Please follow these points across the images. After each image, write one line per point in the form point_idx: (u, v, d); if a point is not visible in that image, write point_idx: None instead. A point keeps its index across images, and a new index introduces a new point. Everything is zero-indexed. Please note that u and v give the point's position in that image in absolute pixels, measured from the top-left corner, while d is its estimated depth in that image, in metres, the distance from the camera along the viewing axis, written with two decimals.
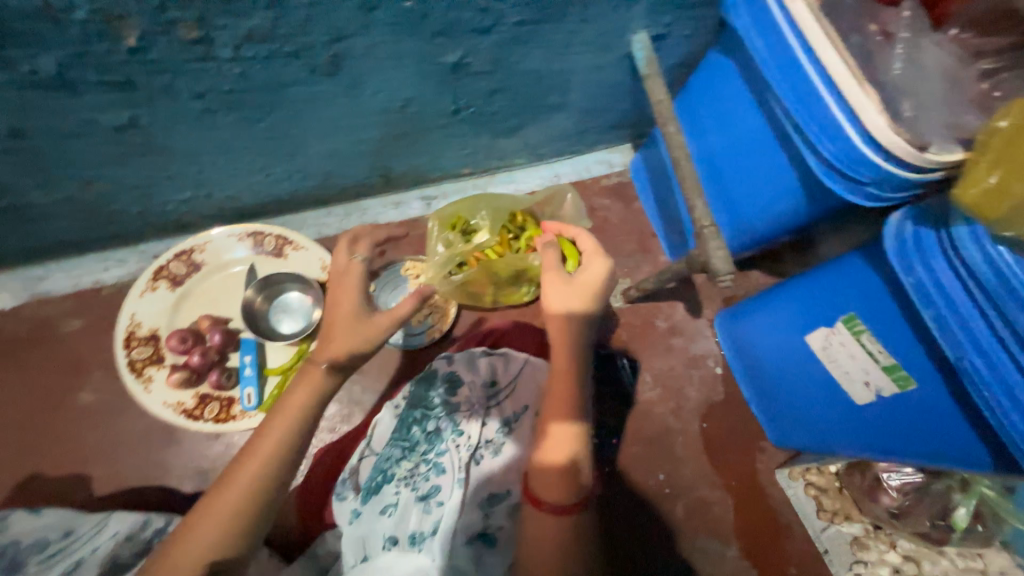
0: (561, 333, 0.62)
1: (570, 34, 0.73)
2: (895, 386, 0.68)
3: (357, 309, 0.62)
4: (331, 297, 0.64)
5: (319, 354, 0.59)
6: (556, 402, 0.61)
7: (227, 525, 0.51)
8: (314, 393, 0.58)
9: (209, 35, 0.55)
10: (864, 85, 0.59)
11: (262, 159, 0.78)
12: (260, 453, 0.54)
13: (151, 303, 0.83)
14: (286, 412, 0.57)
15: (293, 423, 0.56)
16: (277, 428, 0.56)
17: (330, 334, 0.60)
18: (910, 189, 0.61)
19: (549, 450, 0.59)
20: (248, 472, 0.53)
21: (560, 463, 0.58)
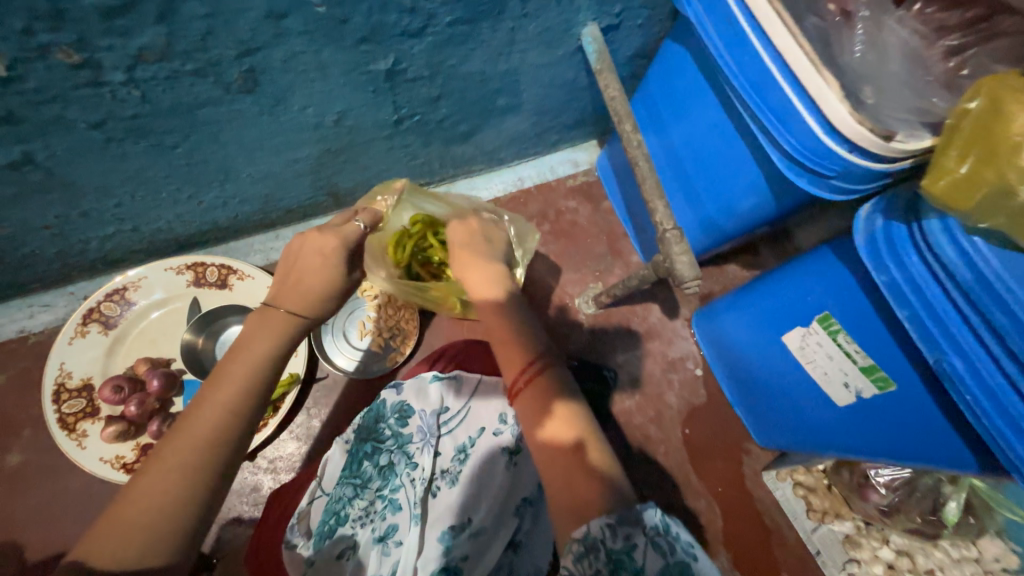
0: (496, 321, 0.59)
1: (512, 30, 0.67)
2: (875, 388, 0.64)
3: (331, 265, 0.57)
4: (305, 255, 0.57)
5: (283, 298, 0.54)
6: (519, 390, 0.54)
7: (186, 480, 0.41)
8: (277, 342, 0.50)
9: (93, 57, 0.48)
10: (823, 70, 0.54)
11: (188, 187, 0.72)
12: (215, 405, 0.44)
13: (82, 350, 0.76)
14: (242, 361, 0.48)
15: (249, 373, 0.47)
16: (236, 375, 0.47)
17: (298, 283, 0.55)
18: (877, 180, 0.57)
19: (544, 432, 0.50)
20: (207, 423, 0.43)
21: (563, 450, 0.48)
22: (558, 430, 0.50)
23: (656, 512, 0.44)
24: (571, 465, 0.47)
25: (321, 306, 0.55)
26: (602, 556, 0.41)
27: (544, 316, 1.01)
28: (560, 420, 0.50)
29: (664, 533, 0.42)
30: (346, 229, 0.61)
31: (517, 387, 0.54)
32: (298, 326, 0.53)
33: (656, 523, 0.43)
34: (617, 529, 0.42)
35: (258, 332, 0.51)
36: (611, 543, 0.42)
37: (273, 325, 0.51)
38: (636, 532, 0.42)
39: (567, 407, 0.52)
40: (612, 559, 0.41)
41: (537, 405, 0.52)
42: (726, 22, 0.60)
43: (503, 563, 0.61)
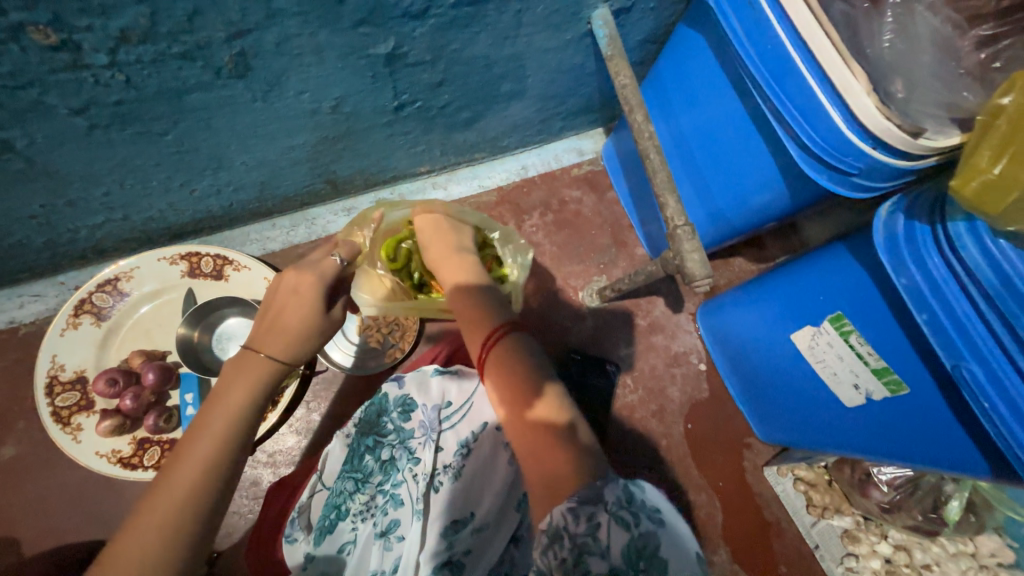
0: (474, 307, 0.58)
1: (519, 13, 0.64)
2: (885, 390, 0.63)
3: (310, 300, 0.55)
4: (282, 294, 0.56)
5: (267, 342, 0.53)
6: (500, 372, 0.52)
7: (169, 536, 0.42)
8: (255, 390, 0.50)
9: (72, 39, 0.45)
10: (851, 60, 0.51)
11: (180, 175, 0.69)
12: (193, 461, 0.45)
13: (74, 342, 0.75)
14: (221, 411, 0.48)
15: (227, 426, 0.47)
16: (217, 429, 0.47)
17: (277, 322, 0.54)
18: (901, 177, 0.55)
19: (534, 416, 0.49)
20: (185, 480, 0.44)
21: (550, 432, 0.48)
22: (542, 412, 0.49)
23: (617, 486, 0.43)
24: (559, 444, 0.47)
25: (301, 349, 0.55)
26: (566, 544, 0.41)
27: (546, 309, 1.00)
28: (547, 403, 0.50)
29: (626, 506, 0.42)
30: (322, 265, 0.59)
31: (498, 372, 0.52)
32: (275, 373, 0.52)
33: (616, 498, 0.42)
34: (579, 512, 0.41)
35: (237, 378, 0.50)
36: (574, 528, 0.41)
37: (252, 370, 0.51)
38: (598, 512, 0.41)
39: (551, 389, 0.51)
40: (576, 544, 0.40)
41: (521, 388, 0.51)
42: (748, 8, 0.57)
43: (505, 558, 0.59)
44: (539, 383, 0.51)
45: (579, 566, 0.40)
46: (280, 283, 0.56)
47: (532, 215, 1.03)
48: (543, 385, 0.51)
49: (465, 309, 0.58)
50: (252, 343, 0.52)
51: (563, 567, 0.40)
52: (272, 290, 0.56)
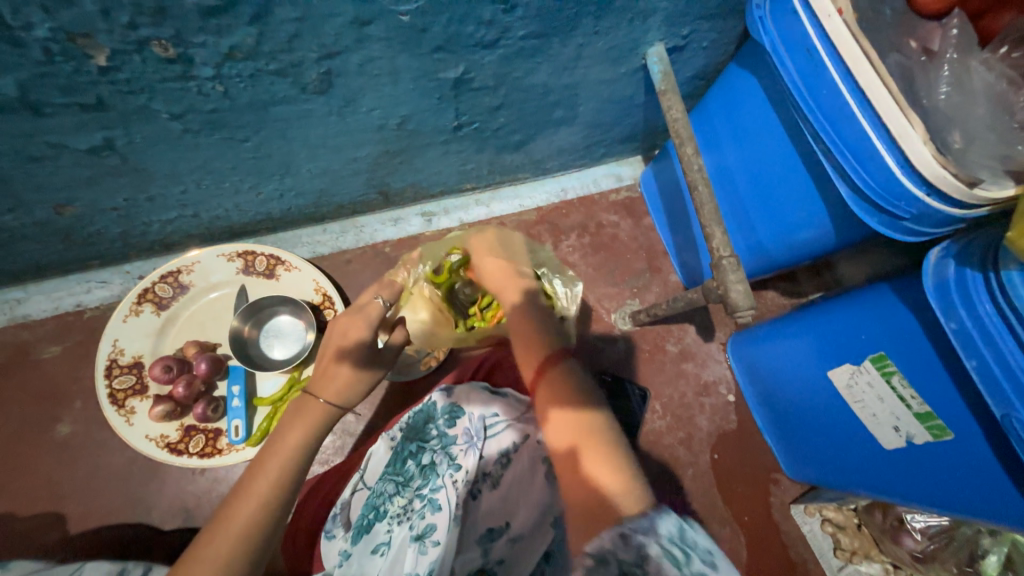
0: (513, 331, 0.63)
1: (580, 46, 0.67)
2: (929, 434, 0.63)
3: (358, 349, 0.60)
4: (334, 340, 0.61)
5: (325, 386, 0.57)
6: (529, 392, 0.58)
7: (220, 569, 0.44)
8: (310, 431, 0.55)
9: (187, 53, 0.50)
10: (907, 109, 0.53)
11: (250, 179, 0.73)
12: (249, 498, 0.49)
13: (135, 328, 0.79)
14: (279, 450, 0.52)
15: (283, 464, 0.51)
16: (273, 466, 0.51)
17: (329, 369, 0.59)
18: (952, 225, 0.56)
19: (551, 436, 0.53)
20: (244, 515, 0.47)
21: (560, 453, 0.51)
22: (576, 428, 0.52)
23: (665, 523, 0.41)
24: (567, 468, 0.50)
25: (353, 393, 0.59)
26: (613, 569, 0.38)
27: (577, 328, 1.01)
28: (558, 425, 0.53)
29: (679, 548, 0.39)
30: (369, 309, 0.63)
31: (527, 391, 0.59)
32: (333, 417, 0.57)
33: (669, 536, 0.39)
34: (629, 540, 0.40)
35: (295, 421, 0.55)
36: (623, 555, 0.38)
37: (310, 414, 0.55)
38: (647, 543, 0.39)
39: (593, 410, 0.54)
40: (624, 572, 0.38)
41: (560, 403, 0.54)
42: (804, 53, 0.60)
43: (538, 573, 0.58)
44: (582, 401, 0.54)
45: None
46: (334, 333, 0.62)
47: (569, 236, 1.06)
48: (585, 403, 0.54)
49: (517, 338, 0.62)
50: (312, 389, 0.57)
51: None
52: (328, 336, 0.62)
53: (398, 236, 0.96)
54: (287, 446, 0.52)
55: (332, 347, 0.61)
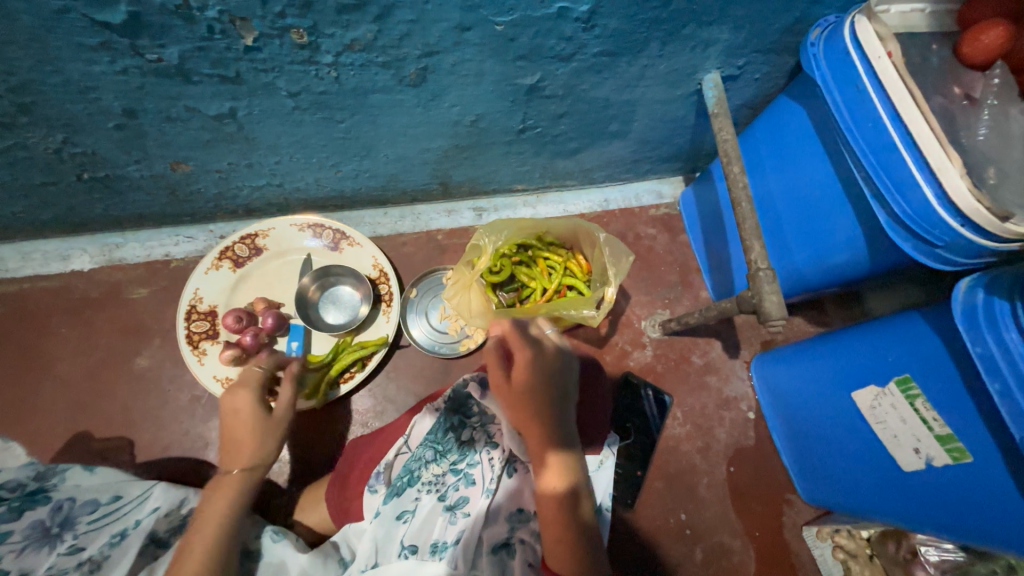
0: (525, 383, 0.63)
1: (645, 67, 0.75)
2: (949, 457, 0.65)
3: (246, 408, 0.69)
4: (227, 417, 0.69)
5: (229, 463, 0.65)
6: (533, 439, 0.62)
7: None
8: (230, 503, 0.61)
9: (316, 41, 0.58)
10: (949, 148, 0.58)
11: (334, 157, 0.82)
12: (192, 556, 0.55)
13: (214, 280, 0.87)
14: (202, 524, 0.59)
15: (216, 531, 0.58)
16: (203, 531, 0.58)
17: (231, 444, 0.67)
18: (985, 257, 0.60)
19: (549, 479, 0.61)
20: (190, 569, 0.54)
21: (558, 496, 0.60)
22: (561, 447, 0.62)
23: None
24: (566, 509, 0.59)
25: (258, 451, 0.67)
26: None
27: (608, 331, 1.05)
28: (556, 470, 0.61)
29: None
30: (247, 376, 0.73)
31: (533, 432, 0.62)
32: (249, 482, 0.65)
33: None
34: None
35: (213, 499, 0.62)
36: None
37: (226, 489, 0.63)
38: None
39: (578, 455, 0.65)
40: None
41: (566, 449, 0.63)
42: (853, 89, 0.65)
43: None
44: (568, 425, 0.64)
45: None
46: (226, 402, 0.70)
47: None
48: (563, 437, 0.63)
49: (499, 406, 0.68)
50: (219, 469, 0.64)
51: None
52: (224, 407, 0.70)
53: (450, 227, 1.03)
54: (215, 511, 0.60)
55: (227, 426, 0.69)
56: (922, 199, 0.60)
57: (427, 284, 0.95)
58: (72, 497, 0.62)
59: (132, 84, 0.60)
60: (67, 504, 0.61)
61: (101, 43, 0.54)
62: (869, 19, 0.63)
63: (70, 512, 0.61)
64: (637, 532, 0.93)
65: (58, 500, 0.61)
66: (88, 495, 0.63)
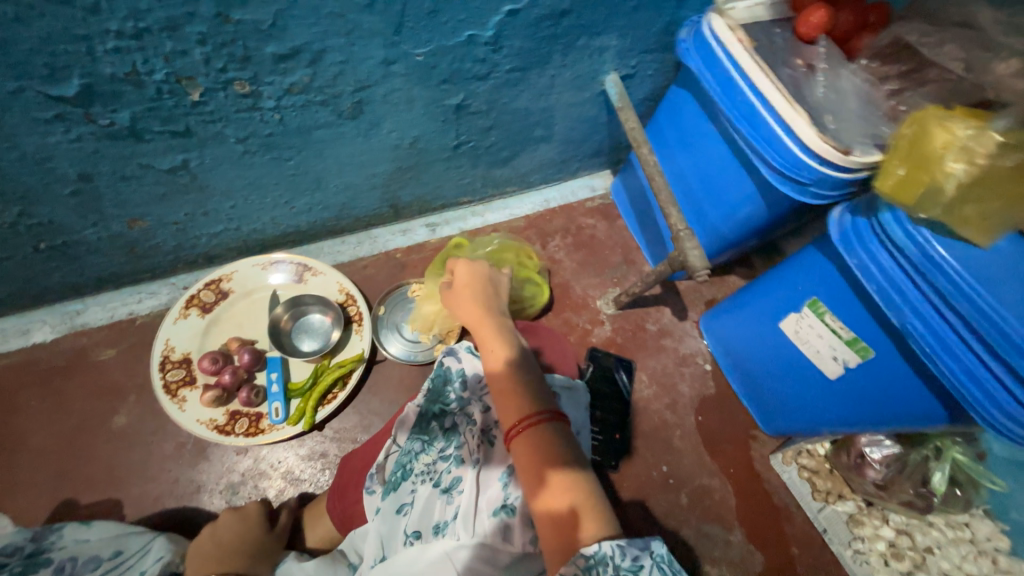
0: (502, 384, 0.65)
1: (553, 77, 0.87)
2: (857, 356, 0.78)
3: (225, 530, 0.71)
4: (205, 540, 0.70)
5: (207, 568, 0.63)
6: (518, 453, 0.60)
7: None
8: None
9: (258, 89, 0.66)
10: (795, 104, 0.72)
11: (288, 194, 0.88)
12: None
13: (183, 328, 0.90)
14: None
15: None
16: None
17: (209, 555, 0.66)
18: (845, 187, 0.73)
19: (545, 499, 0.56)
20: None
21: (558, 516, 0.55)
22: (551, 462, 0.58)
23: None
24: (568, 529, 0.54)
25: (238, 558, 0.66)
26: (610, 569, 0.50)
27: (569, 314, 1.14)
28: (551, 488, 0.56)
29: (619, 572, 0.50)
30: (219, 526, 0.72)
31: (518, 448, 0.60)
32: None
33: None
34: (627, 551, 0.51)
35: None
36: (619, 561, 0.50)
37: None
38: (643, 554, 0.52)
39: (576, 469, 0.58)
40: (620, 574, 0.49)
41: (556, 462, 0.58)
42: (719, 71, 0.79)
43: None
44: (559, 430, 0.61)
45: None
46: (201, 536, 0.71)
47: (554, 238, 1.21)
48: (547, 448, 0.59)
49: (467, 311, 0.75)
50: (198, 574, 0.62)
51: None
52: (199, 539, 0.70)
53: (407, 244, 1.10)
54: None
55: (204, 545, 0.69)
56: (784, 147, 0.73)
57: (393, 300, 1.01)
58: (73, 556, 0.62)
59: (85, 149, 0.65)
60: (69, 563, 0.61)
61: (55, 115, 0.59)
62: (719, 17, 0.79)
63: (73, 570, 0.60)
64: (626, 491, 1.00)
65: (59, 561, 0.61)
66: (89, 553, 0.63)
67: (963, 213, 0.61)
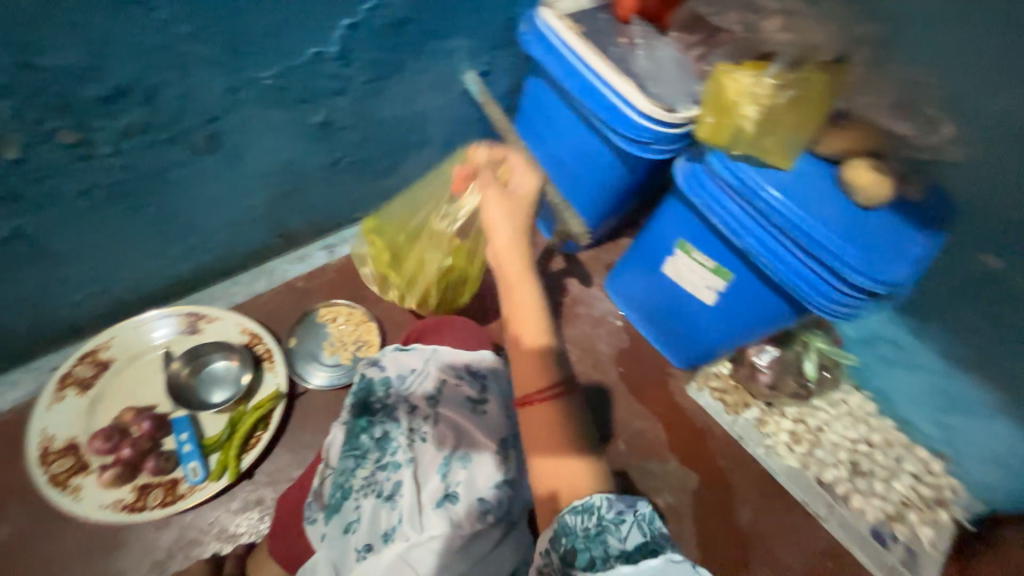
0: (525, 344, 0.60)
1: (413, 83, 0.90)
2: (722, 281, 0.91)
3: None
4: None
5: None
6: (541, 424, 0.55)
7: None
8: None
9: (89, 136, 0.65)
10: (623, 77, 0.84)
11: (157, 244, 0.85)
12: None
13: (61, 413, 0.82)
14: None
15: None
16: None
17: None
18: (680, 140, 0.86)
19: (568, 470, 0.53)
20: None
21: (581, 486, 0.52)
22: (573, 432, 0.55)
23: (613, 540, 0.48)
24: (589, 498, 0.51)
25: None
26: (592, 518, 0.50)
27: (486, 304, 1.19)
28: (575, 458, 0.54)
29: (598, 521, 0.49)
30: None
31: (541, 419, 0.56)
32: None
33: (614, 553, 0.47)
34: (614, 503, 0.50)
35: None
36: (602, 511, 0.49)
37: None
38: (627, 510, 0.50)
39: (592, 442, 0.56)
40: (600, 523, 0.49)
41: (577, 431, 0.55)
42: (558, 58, 0.89)
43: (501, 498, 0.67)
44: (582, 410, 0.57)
45: (599, 537, 0.48)
46: None
47: None
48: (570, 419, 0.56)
49: (511, 254, 0.63)
50: None
51: (586, 534, 0.49)
52: None
53: (307, 271, 1.07)
54: None
55: None
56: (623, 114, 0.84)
57: (304, 328, 0.99)
58: None
59: None
60: None
61: None
62: (548, 11, 0.89)
63: None
64: None
65: None
66: None
67: (765, 144, 0.76)
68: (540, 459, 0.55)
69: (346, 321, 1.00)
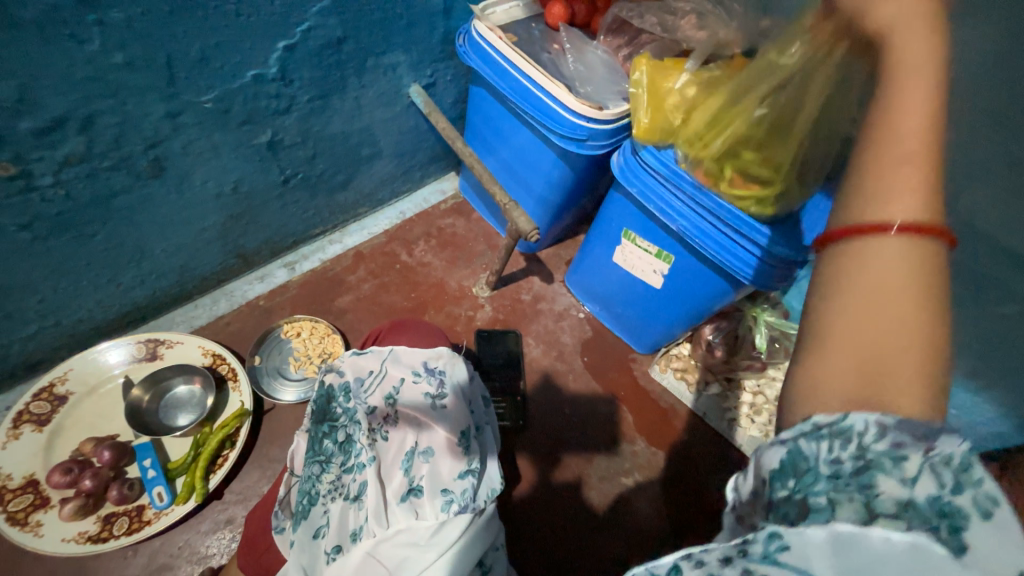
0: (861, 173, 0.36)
1: (357, 99, 0.94)
2: (665, 264, 0.96)
3: None
4: None
5: None
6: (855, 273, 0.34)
7: None
8: None
9: (27, 168, 0.66)
10: (554, 79, 0.88)
11: (109, 271, 0.86)
12: None
13: (17, 450, 0.81)
14: None
15: None
16: None
17: None
18: (614, 134, 0.91)
19: (868, 331, 0.32)
20: None
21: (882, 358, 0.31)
22: (897, 295, 0.32)
23: (882, 496, 0.29)
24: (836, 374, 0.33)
25: None
26: (852, 447, 0.30)
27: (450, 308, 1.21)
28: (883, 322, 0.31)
29: (858, 456, 0.29)
30: None
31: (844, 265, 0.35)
32: None
33: (892, 519, 0.28)
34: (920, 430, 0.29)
35: None
36: (873, 440, 0.29)
37: None
38: (942, 454, 0.28)
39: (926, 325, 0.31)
40: (867, 461, 0.29)
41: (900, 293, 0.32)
42: (493, 65, 0.93)
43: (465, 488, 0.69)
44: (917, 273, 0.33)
45: (858, 474, 0.29)
46: None
47: (418, 243, 1.25)
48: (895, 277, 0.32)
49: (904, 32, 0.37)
50: None
51: (828, 463, 0.30)
52: None
53: (267, 289, 1.08)
54: None
55: None
56: (558, 114, 0.88)
57: (268, 346, 0.99)
58: None
59: None
60: None
61: None
62: (481, 21, 0.93)
63: None
64: (540, 442, 1.08)
65: None
66: None
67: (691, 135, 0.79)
68: (867, 333, 0.31)
69: (310, 334, 1.01)
